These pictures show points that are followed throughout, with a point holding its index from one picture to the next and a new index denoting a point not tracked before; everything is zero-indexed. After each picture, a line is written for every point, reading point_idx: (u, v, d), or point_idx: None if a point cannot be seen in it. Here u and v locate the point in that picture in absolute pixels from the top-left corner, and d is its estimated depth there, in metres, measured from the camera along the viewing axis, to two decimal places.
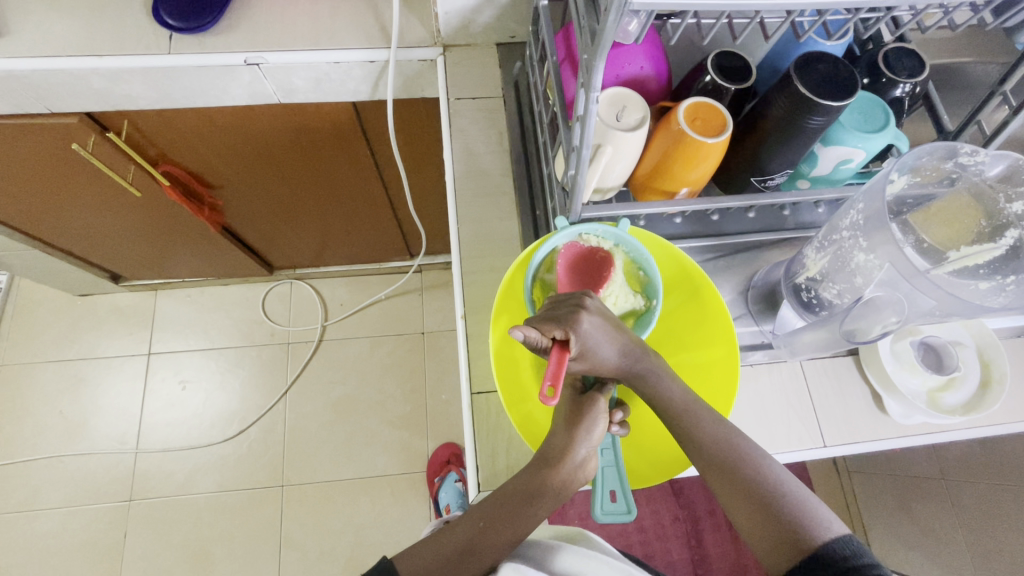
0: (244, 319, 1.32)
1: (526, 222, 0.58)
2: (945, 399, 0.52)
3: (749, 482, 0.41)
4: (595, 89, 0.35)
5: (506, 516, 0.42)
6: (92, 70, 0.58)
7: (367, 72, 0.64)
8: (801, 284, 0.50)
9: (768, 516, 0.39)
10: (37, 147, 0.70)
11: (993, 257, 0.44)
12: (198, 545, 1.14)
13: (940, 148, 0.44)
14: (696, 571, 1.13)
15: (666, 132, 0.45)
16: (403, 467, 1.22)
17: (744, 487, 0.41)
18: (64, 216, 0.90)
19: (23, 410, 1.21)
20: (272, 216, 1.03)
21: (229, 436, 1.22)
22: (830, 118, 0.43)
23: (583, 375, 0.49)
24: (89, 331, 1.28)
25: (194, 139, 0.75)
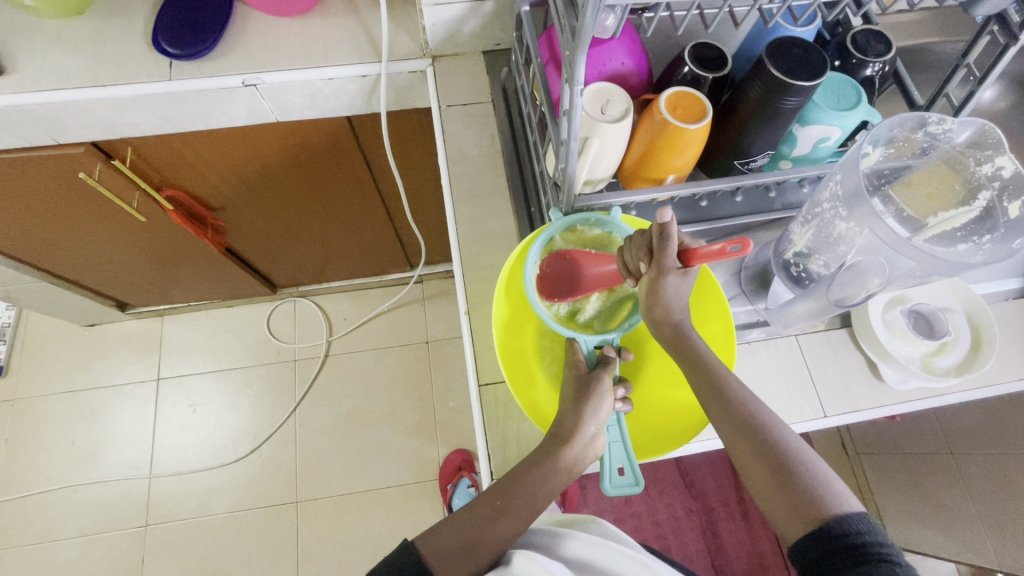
0: (250, 339, 1.33)
1: (523, 218, 0.60)
2: (939, 362, 0.54)
3: (758, 450, 0.40)
4: (579, 81, 0.37)
5: (522, 493, 0.44)
6: (97, 99, 0.61)
7: (361, 86, 0.66)
8: (790, 260, 0.52)
9: (782, 484, 0.39)
10: (43, 179, 0.72)
11: (967, 221, 0.47)
12: (216, 565, 1.14)
13: (909, 119, 0.46)
14: (715, 562, 1.13)
15: (650, 121, 0.47)
16: (416, 476, 1.23)
17: (759, 462, 0.40)
18: (71, 246, 0.92)
19: (36, 442, 1.22)
20: (273, 234, 1.06)
21: (242, 456, 1.23)
22: (805, 98, 0.45)
23: (586, 356, 0.49)
24: (97, 360, 1.29)
25: (195, 162, 0.77)
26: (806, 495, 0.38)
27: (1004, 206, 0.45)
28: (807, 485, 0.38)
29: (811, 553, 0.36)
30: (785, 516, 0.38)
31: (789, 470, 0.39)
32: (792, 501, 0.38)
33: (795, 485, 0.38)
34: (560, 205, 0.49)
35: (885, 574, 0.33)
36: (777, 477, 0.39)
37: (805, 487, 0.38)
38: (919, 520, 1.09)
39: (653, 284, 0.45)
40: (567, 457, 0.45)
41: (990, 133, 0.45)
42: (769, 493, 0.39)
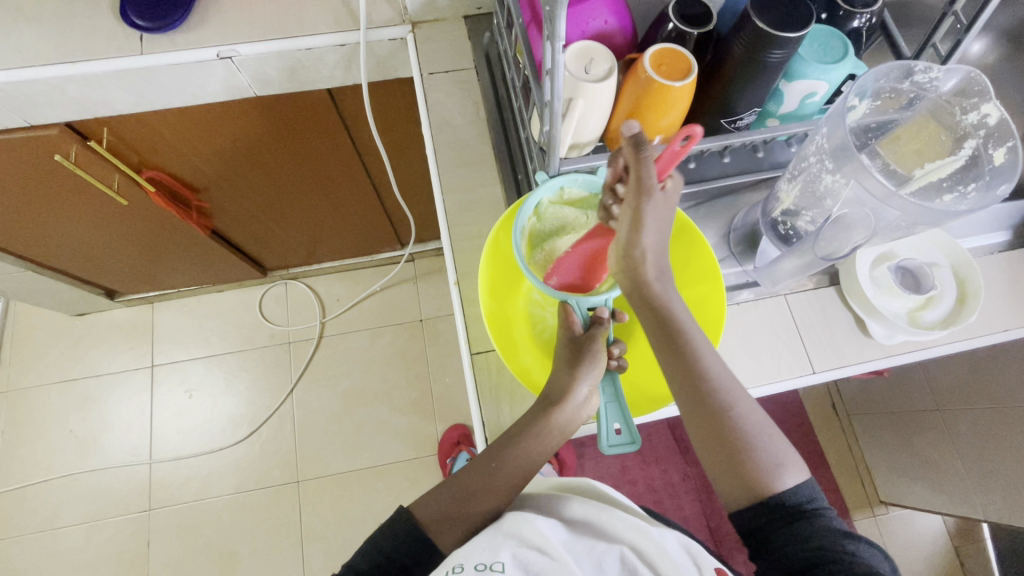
0: (243, 323, 1.33)
1: (510, 185, 0.60)
2: (925, 317, 0.54)
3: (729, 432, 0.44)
4: (559, 38, 0.36)
5: (516, 454, 0.45)
6: (66, 76, 0.59)
7: (340, 57, 0.65)
8: (778, 219, 0.52)
9: (736, 460, 0.44)
10: (17, 163, 0.71)
11: (953, 170, 0.47)
12: (222, 546, 1.16)
13: (895, 68, 0.46)
14: (710, 523, 1.16)
15: (635, 80, 0.46)
16: (415, 452, 1.25)
17: (725, 440, 0.44)
18: (52, 232, 0.90)
19: (33, 433, 1.22)
20: (259, 215, 1.04)
21: (241, 439, 1.24)
22: (790, 52, 0.44)
23: (580, 319, 0.49)
24: (90, 349, 1.29)
25: (174, 140, 0.75)
26: (763, 474, 0.43)
27: (989, 152, 0.45)
28: (760, 462, 0.44)
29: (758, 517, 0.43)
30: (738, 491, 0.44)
31: (747, 450, 0.44)
32: (742, 477, 0.44)
33: (748, 465, 0.44)
34: (546, 169, 0.49)
35: (824, 530, 0.41)
36: (733, 457, 0.44)
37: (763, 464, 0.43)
38: (908, 475, 1.12)
39: (635, 213, 0.42)
40: (559, 420, 0.46)
41: (976, 79, 0.45)
42: (730, 475, 0.44)
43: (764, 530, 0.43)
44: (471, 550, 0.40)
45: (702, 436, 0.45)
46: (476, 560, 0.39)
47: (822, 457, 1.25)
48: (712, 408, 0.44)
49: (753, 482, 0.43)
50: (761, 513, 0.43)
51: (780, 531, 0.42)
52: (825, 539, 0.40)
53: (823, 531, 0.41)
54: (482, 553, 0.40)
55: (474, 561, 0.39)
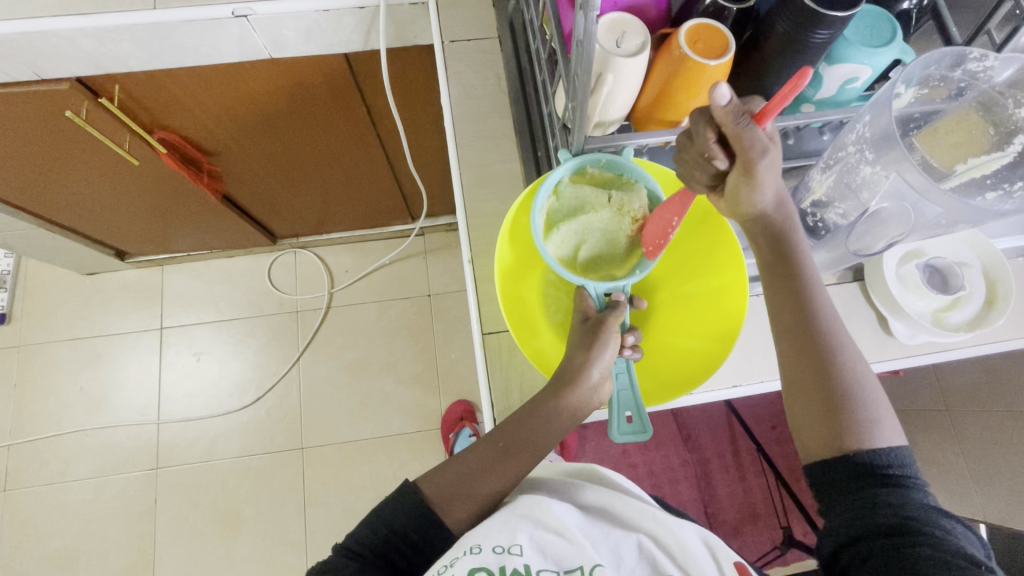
0: (250, 290, 1.33)
1: (529, 162, 0.58)
2: (951, 318, 0.53)
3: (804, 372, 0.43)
4: (593, 7, 0.34)
5: (525, 437, 0.44)
6: (78, 29, 0.57)
7: (359, 20, 0.62)
8: (807, 209, 0.50)
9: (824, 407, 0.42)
10: (29, 117, 0.69)
11: (999, 166, 0.44)
12: (226, 507, 1.18)
13: (947, 54, 0.44)
14: (707, 510, 1.17)
15: (668, 56, 0.44)
16: (418, 425, 1.26)
17: (823, 381, 0.42)
18: (63, 189, 0.90)
19: (44, 388, 1.24)
20: (271, 181, 1.03)
21: (246, 404, 1.25)
22: (836, 32, 0.42)
23: (595, 303, 0.49)
24: (100, 308, 1.29)
25: (187, 101, 0.74)
26: None
27: None
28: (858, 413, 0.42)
29: (844, 472, 0.41)
30: (821, 437, 0.42)
31: (840, 399, 0.42)
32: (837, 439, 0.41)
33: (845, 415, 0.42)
34: (569, 148, 0.47)
35: (913, 500, 0.39)
36: (828, 406, 0.42)
37: (858, 415, 0.42)
38: None
39: (747, 169, 0.41)
40: (571, 403, 0.45)
41: None
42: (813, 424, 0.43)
43: (847, 485, 0.41)
44: (488, 531, 0.39)
45: (789, 377, 0.44)
46: (494, 542, 0.38)
47: None
48: (810, 343, 0.43)
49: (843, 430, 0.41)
50: (847, 469, 0.41)
51: (859, 492, 0.40)
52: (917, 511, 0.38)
53: (914, 501, 0.39)
54: (500, 534, 0.39)
55: (492, 543, 0.38)
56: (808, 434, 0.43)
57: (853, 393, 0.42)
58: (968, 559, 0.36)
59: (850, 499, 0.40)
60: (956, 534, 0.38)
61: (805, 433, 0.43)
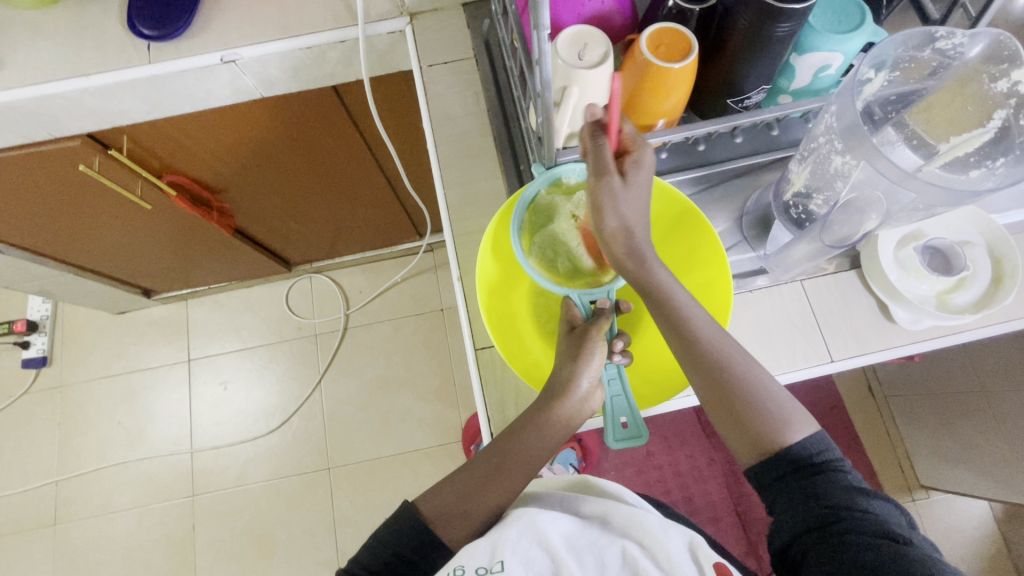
0: (270, 317, 1.37)
1: (512, 177, 0.59)
2: (955, 300, 0.51)
3: (710, 379, 0.44)
4: (544, 26, 0.35)
5: (518, 451, 0.45)
6: (82, 89, 0.61)
7: (340, 53, 0.64)
8: (789, 202, 0.50)
9: (741, 415, 0.43)
10: (48, 173, 0.74)
11: (981, 143, 0.43)
12: (260, 530, 1.22)
13: (915, 36, 0.44)
14: (737, 508, 1.15)
15: (632, 63, 0.45)
16: (440, 439, 1.27)
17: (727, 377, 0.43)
18: (86, 237, 0.95)
19: (85, 425, 1.30)
20: (279, 212, 1.07)
21: (273, 428, 1.29)
22: (798, 23, 0.42)
23: (581, 310, 0.50)
24: (132, 345, 1.36)
25: (189, 145, 0.77)
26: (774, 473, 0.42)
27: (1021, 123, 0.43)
28: (768, 405, 0.43)
29: (773, 471, 0.42)
30: (747, 445, 0.43)
31: (747, 393, 0.43)
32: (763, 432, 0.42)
33: (755, 409, 0.43)
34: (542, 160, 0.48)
35: (841, 485, 0.40)
36: (738, 405, 0.43)
37: (766, 405, 0.43)
38: (950, 460, 1.07)
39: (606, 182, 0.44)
40: (563, 414, 0.45)
41: (1006, 42, 0.42)
42: (736, 432, 0.44)
43: (779, 483, 0.42)
44: (472, 551, 0.40)
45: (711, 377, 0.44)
46: (476, 563, 0.39)
47: (856, 441, 1.20)
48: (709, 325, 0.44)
49: (765, 437, 0.43)
50: (778, 466, 0.42)
51: (794, 484, 0.41)
52: (846, 496, 0.40)
53: (842, 486, 0.40)
54: (483, 555, 0.40)
55: (474, 564, 0.39)
56: (739, 433, 0.43)
57: (764, 390, 0.44)
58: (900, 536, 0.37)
59: (787, 495, 0.41)
60: (886, 512, 0.39)
61: (738, 431, 0.43)
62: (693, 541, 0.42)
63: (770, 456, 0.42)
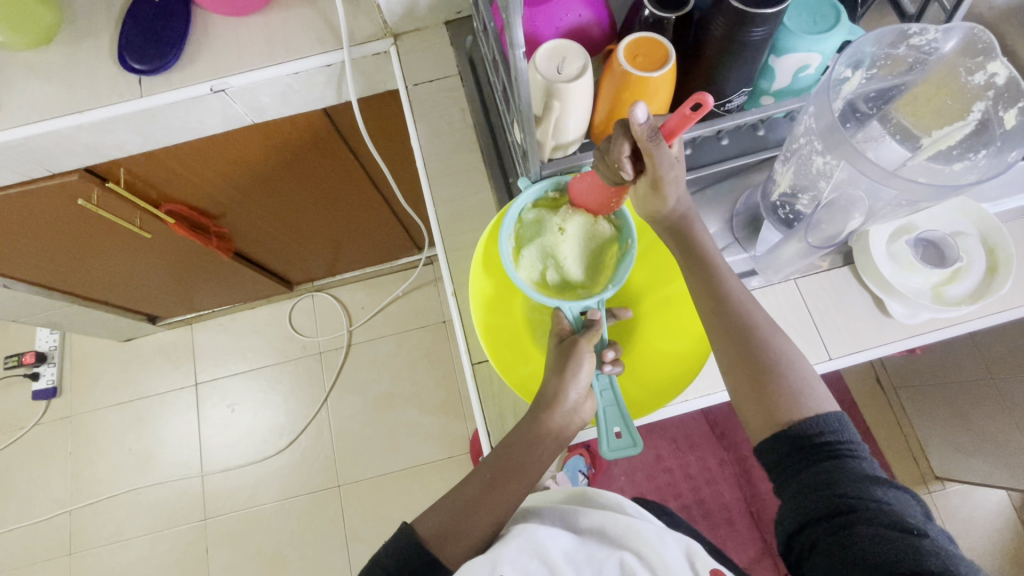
0: (275, 337, 1.38)
1: (501, 190, 0.59)
2: (951, 291, 0.51)
3: (731, 360, 0.43)
4: (518, 44, 0.35)
5: (516, 464, 0.45)
6: (76, 125, 0.62)
7: (327, 77, 0.65)
8: (776, 202, 0.50)
9: (761, 391, 0.42)
10: (48, 208, 0.75)
11: (963, 137, 0.44)
12: (273, 551, 1.22)
13: (889, 33, 0.43)
14: (750, 509, 1.13)
15: (611, 74, 0.45)
16: (448, 451, 1.27)
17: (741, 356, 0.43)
18: (89, 268, 0.96)
19: (97, 454, 1.31)
20: (277, 234, 1.08)
21: (282, 448, 1.29)
22: (773, 27, 0.42)
23: (570, 322, 0.51)
24: (140, 371, 1.37)
25: (185, 173, 0.79)
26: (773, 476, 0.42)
27: (1000, 115, 0.43)
28: (790, 388, 0.41)
29: (785, 446, 0.40)
30: (763, 421, 0.41)
31: (764, 377, 0.42)
32: (779, 414, 0.41)
33: (774, 396, 0.41)
34: (529, 174, 0.50)
35: (857, 470, 0.37)
36: (758, 390, 0.42)
37: (783, 386, 0.41)
38: (963, 450, 1.06)
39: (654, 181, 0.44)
40: (557, 426, 0.46)
41: (979, 36, 0.42)
42: (753, 407, 0.42)
43: (789, 463, 0.39)
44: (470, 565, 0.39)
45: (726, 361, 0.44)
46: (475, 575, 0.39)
47: (868, 435, 1.19)
48: None
49: (781, 415, 0.41)
50: (789, 445, 0.39)
51: (806, 465, 0.39)
52: (861, 480, 0.37)
53: (857, 470, 0.37)
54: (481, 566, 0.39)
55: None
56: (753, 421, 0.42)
57: (786, 369, 0.42)
58: (915, 527, 0.34)
59: (796, 474, 0.39)
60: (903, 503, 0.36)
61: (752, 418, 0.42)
62: (689, 550, 0.43)
63: (783, 432, 0.40)
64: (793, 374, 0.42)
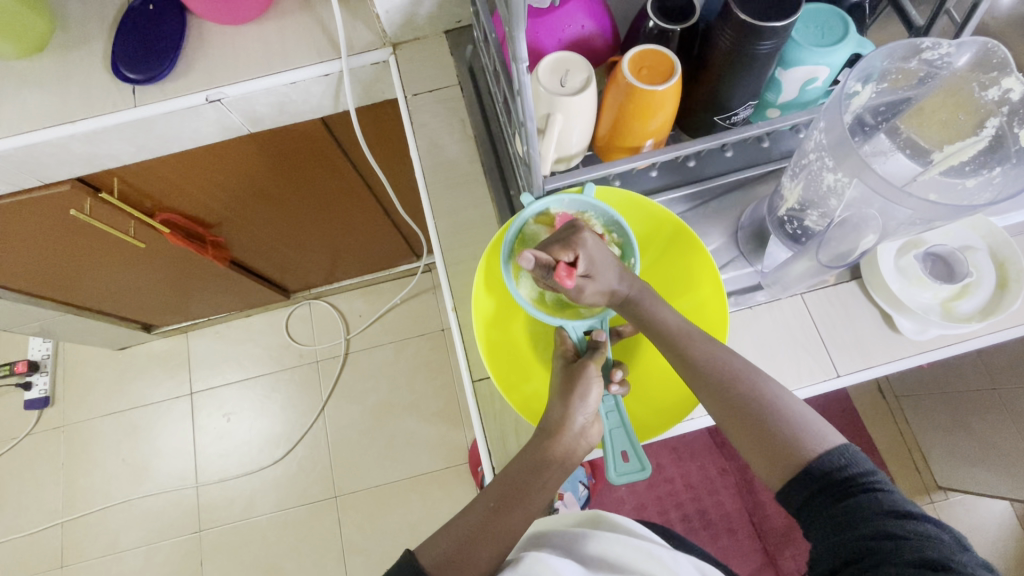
0: (272, 345, 1.37)
1: (502, 202, 0.58)
2: (961, 307, 0.50)
3: (720, 403, 0.42)
4: (521, 59, 0.34)
5: (519, 492, 0.43)
6: (67, 136, 0.60)
7: (325, 86, 0.64)
8: (784, 216, 0.49)
9: (757, 435, 0.40)
10: (39, 218, 0.74)
11: (976, 152, 0.43)
12: (269, 563, 1.20)
13: (903, 46, 0.43)
14: (753, 519, 1.12)
15: (616, 87, 0.44)
16: (446, 461, 1.25)
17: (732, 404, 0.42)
18: (82, 278, 0.95)
19: (90, 464, 1.29)
20: (274, 242, 1.06)
21: (278, 458, 1.27)
22: (781, 40, 0.41)
23: (575, 342, 0.50)
24: (134, 380, 1.35)
25: (179, 183, 0.77)
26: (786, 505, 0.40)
27: (1015, 131, 0.42)
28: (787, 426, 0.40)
29: (799, 494, 0.38)
30: (769, 465, 0.40)
31: (762, 415, 0.41)
32: (779, 455, 0.39)
33: (771, 434, 0.40)
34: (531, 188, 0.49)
35: (873, 507, 0.35)
36: (752, 433, 0.41)
37: (780, 425, 0.40)
38: (967, 459, 1.05)
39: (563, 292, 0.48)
40: (562, 450, 0.44)
41: (993, 51, 0.41)
42: (752, 450, 0.41)
43: (808, 509, 0.38)
44: None
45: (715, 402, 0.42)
46: None
47: (870, 444, 1.18)
48: None
49: (785, 454, 0.39)
50: (801, 492, 0.38)
51: (822, 510, 0.37)
52: (877, 519, 0.34)
53: (874, 508, 0.35)
54: None
55: None
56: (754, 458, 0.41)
57: (781, 409, 0.41)
58: (939, 563, 0.32)
59: (816, 521, 0.37)
60: (931, 534, 0.33)
61: (752, 458, 0.41)
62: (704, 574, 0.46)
63: (794, 477, 0.38)
64: (791, 411, 0.40)
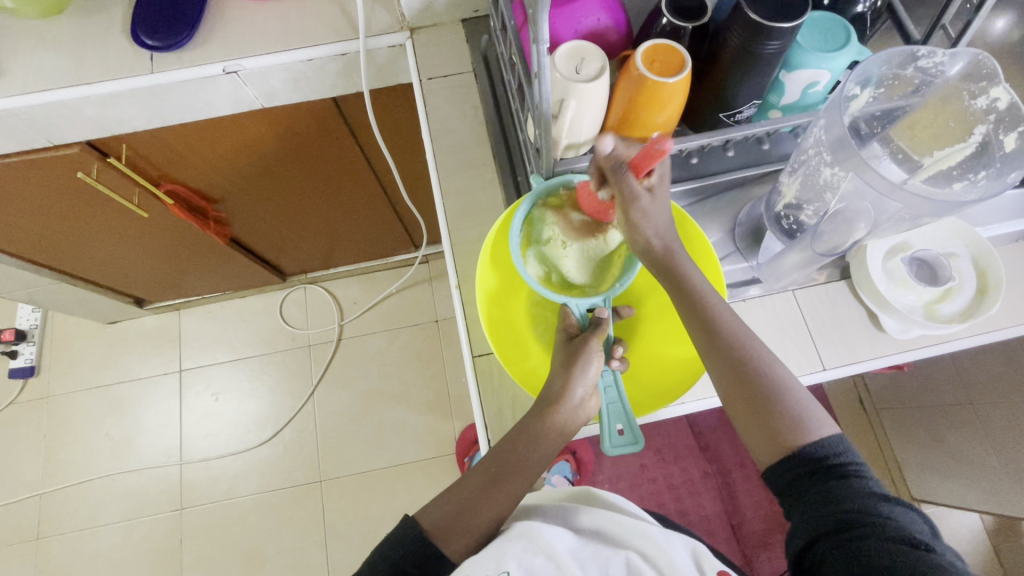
0: (264, 327, 1.37)
1: (509, 187, 0.60)
2: (943, 309, 0.52)
3: (730, 373, 0.43)
4: (544, 40, 0.35)
5: (515, 460, 0.45)
6: (83, 97, 0.61)
7: (341, 65, 0.66)
8: (780, 213, 0.52)
9: (759, 415, 0.41)
10: (44, 180, 0.74)
11: (964, 157, 0.46)
12: (250, 545, 1.20)
13: (898, 55, 0.46)
14: (731, 522, 1.14)
15: (628, 78, 0.46)
16: (433, 451, 1.26)
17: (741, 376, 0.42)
18: (80, 245, 0.95)
19: (72, 437, 1.28)
20: (275, 222, 1.07)
21: (264, 440, 1.27)
22: (787, 41, 0.43)
23: (577, 319, 0.51)
24: (122, 354, 1.34)
25: (188, 153, 0.78)
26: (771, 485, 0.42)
27: (1000, 138, 0.45)
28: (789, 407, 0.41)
29: (790, 473, 0.40)
30: (767, 443, 0.41)
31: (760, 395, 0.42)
32: (777, 433, 0.41)
33: (775, 410, 0.41)
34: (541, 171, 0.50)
35: (859, 490, 0.37)
36: (756, 411, 0.41)
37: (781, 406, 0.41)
38: (940, 472, 1.08)
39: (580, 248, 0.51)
40: (559, 422, 0.46)
41: (983, 62, 0.44)
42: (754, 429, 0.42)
43: (795, 487, 0.40)
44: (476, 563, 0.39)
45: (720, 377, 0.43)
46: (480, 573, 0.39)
47: None
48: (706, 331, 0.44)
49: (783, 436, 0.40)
50: (794, 470, 0.40)
51: (810, 489, 0.39)
52: (864, 501, 0.37)
53: (860, 492, 0.37)
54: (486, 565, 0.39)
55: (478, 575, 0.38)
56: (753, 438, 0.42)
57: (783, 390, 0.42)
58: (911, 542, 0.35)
59: (803, 498, 0.39)
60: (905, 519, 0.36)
61: (749, 436, 0.42)
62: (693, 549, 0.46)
63: (788, 457, 0.40)
64: (786, 391, 0.42)
